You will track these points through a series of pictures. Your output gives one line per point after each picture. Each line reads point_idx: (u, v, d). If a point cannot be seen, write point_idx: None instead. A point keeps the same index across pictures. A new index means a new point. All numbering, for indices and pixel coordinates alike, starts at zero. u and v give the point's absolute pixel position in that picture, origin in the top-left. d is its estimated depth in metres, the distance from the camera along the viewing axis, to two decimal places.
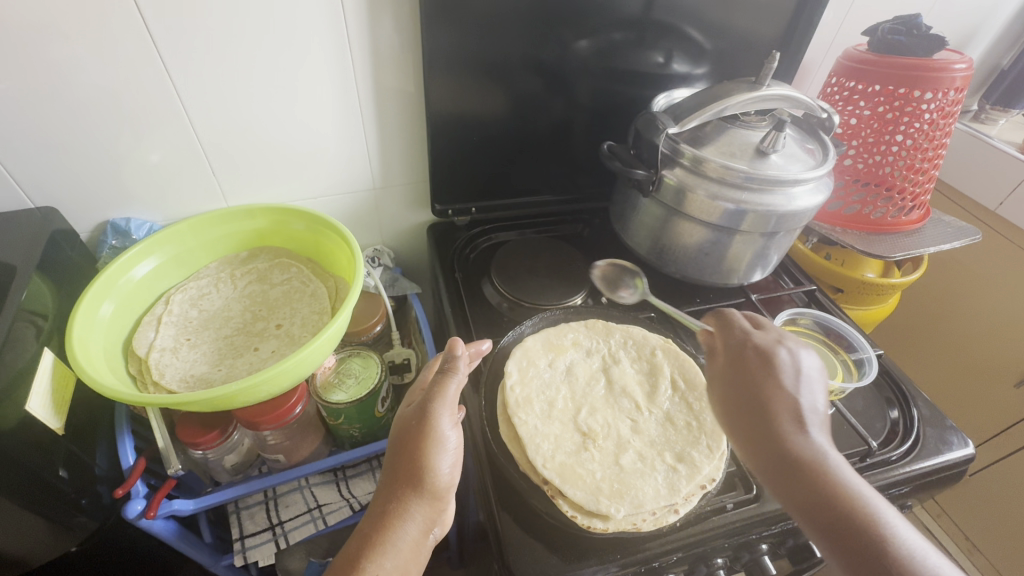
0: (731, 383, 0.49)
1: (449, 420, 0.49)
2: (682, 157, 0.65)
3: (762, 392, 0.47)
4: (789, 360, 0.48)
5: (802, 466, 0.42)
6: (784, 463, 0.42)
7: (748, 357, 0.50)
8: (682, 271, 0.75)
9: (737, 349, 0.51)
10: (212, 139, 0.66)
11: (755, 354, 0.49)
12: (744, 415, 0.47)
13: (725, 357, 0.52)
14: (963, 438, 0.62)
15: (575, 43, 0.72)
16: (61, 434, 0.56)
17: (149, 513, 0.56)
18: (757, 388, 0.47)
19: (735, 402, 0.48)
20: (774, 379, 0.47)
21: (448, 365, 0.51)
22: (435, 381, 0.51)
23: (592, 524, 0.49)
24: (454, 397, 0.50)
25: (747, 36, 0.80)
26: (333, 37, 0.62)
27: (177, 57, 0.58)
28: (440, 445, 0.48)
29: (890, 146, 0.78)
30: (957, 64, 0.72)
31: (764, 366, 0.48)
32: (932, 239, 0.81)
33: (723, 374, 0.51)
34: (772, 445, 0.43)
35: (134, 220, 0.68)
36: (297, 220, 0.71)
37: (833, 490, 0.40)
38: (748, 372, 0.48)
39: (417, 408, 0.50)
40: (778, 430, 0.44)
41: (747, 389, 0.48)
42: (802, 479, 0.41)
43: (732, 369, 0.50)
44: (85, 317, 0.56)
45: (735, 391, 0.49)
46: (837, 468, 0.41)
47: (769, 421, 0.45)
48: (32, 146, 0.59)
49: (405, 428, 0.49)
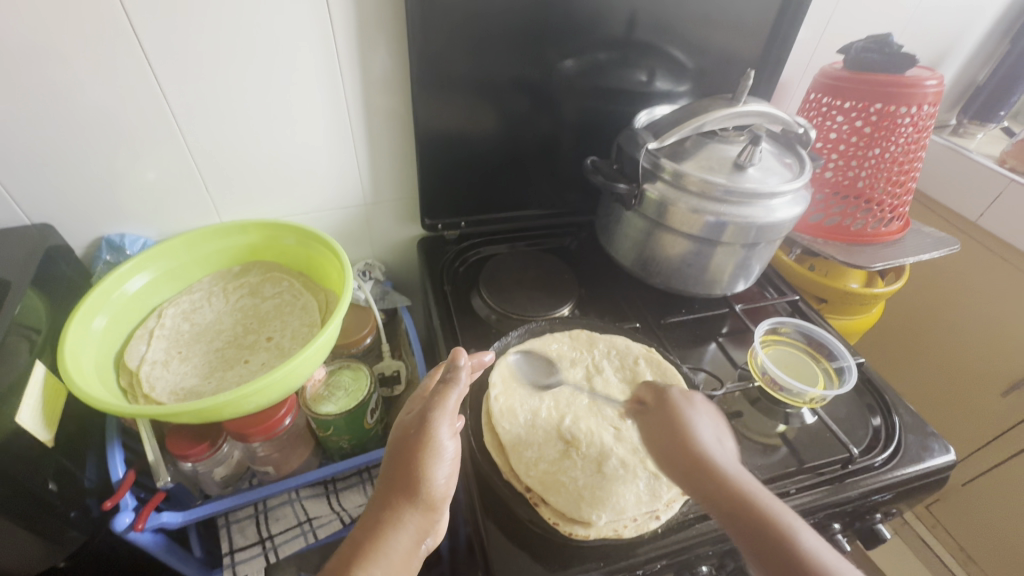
0: (659, 426, 0.54)
1: (448, 430, 0.49)
2: (662, 172, 0.67)
3: (689, 436, 0.52)
4: (703, 406, 0.55)
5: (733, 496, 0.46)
6: (720, 500, 0.47)
7: (671, 409, 0.55)
8: (666, 283, 0.76)
9: (660, 394, 0.57)
10: (204, 156, 0.68)
11: (676, 405, 0.55)
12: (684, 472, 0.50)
13: (652, 414, 0.56)
14: (945, 444, 0.63)
15: (560, 63, 0.75)
16: (51, 447, 0.56)
17: (137, 525, 0.57)
18: (686, 436, 0.52)
19: (670, 454, 0.52)
20: (700, 429, 0.52)
21: (450, 375, 0.51)
22: (436, 391, 0.51)
23: (575, 531, 0.50)
24: (454, 408, 0.50)
25: (727, 54, 0.83)
26: (323, 57, 0.65)
27: (171, 80, 0.60)
28: (438, 456, 0.48)
29: (869, 159, 0.80)
30: (929, 80, 0.75)
31: (690, 421, 0.53)
32: (911, 250, 0.83)
33: (652, 429, 0.55)
34: (711, 482, 0.48)
35: (129, 236, 0.70)
36: (289, 234, 0.73)
37: (763, 516, 0.45)
38: (678, 430, 0.53)
39: (417, 417, 0.50)
40: (711, 468, 0.49)
41: (680, 446, 0.51)
42: (740, 509, 0.45)
43: (659, 423, 0.55)
44: (77, 331, 0.57)
45: (665, 442, 0.53)
46: (773, 502, 0.46)
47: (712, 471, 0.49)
48: (29, 165, 0.61)
49: (404, 437, 0.50)
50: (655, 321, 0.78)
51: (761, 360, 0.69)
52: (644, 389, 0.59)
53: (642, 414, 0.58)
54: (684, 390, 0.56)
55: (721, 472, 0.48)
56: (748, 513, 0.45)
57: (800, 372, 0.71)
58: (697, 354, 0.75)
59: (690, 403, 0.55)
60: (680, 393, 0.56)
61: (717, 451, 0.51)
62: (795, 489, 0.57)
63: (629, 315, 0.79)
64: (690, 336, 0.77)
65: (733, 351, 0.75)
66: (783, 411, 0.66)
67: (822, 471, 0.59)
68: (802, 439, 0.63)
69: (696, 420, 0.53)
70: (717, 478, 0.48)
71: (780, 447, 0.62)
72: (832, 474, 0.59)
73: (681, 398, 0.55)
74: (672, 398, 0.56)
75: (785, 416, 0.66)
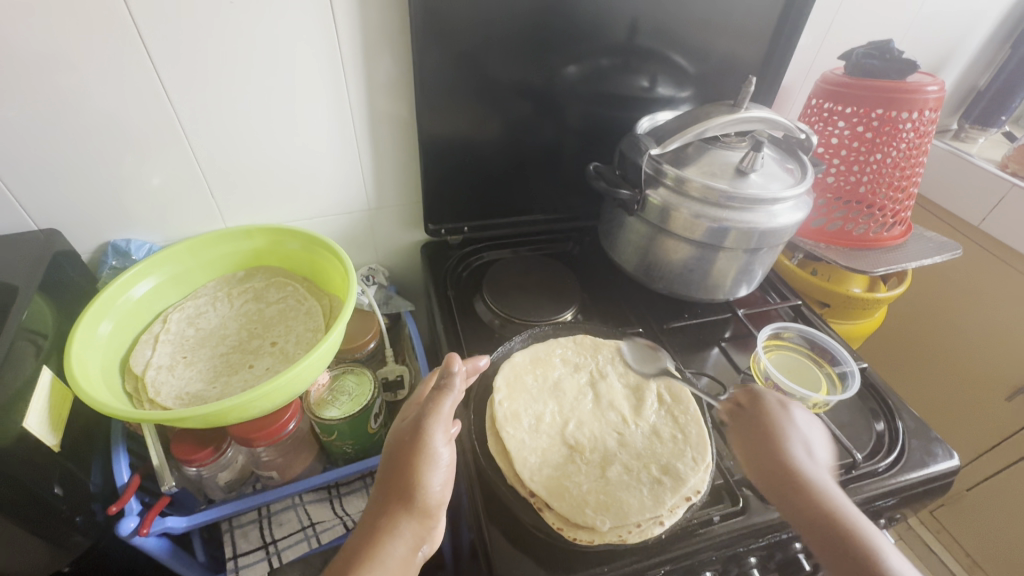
0: (749, 430, 0.57)
1: (442, 437, 0.49)
2: (664, 178, 0.67)
3: (782, 447, 0.53)
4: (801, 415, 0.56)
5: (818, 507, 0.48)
6: (805, 508, 0.48)
7: (766, 417, 0.56)
8: (668, 288, 0.76)
9: (756, 399, 0.58)
10: (210, 162, 0.68)
11: (772, 414, 0.56)
12: (771, 473, 0.52)
13: (743, 418, 0.58)
14: (949, 449, 0.63)
15: (563, 69, 0.76)
16: (57, 451, 0.56)
17: (143, 530, 0.57)
18: (780, 447, 0.54)
19: (760, 460, 0.54)
20: (794, 440, 0.54)
21: (444, 382, 0.50)
22: (430, 397, 0.50)
23: (578, 537, 0.50)
24: (449, 414, 0.50)
25: (729, 59, 0.83)
26: (329, 64, 0.65)
27: (178, 86, 0.61)
28: (433, 463, 0.48)
29: (870, 164, 0.80)
30: (930, 86, 0.75)
31: (785, 429, 0.55)
32: (913, 254, 0.83)
33: (742, 433, 0.57)
34: (797, 490, 0.50)
35: (134, 242, 0.70)
36: (293, 239, 0.73)
37: (847, 530, 0.46)
38: (771, 435, 0.55)
39: (411, 425, 0.50)
40: (802, 479, 0.50)
41: (772, 451, 0.54)
42: (824, 521, 0.47)
43: (750, 428, 0.57)
44: (83, 335, 0.58)
45: (756, 450, 0.55)
46: (862, 519, 0.47)
47: (800, 478, 0.51)
48: (40, 171, 0.61)
49: (398, 444, 0.50)
50: (658, 326, 0.78)
51: (765, 365, 0.69)
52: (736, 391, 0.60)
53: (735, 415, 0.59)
54: (781, 398, 0.57)
55: (811, 483, 0.50)
56: (830, 525, 0.47)
57: (803, 378, 0.71)
58: (700, 358, 0.75)
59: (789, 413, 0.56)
60: (778, 402, 0.57)
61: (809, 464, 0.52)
62: None
63: (632, 319, 0.79)
64: (693, 340, 0.77)
65: (736, 356, 0.75)
66: None
67: None
68: None
69: (791, 430, 0.55)
70: (806, 488, 0.50)
71: None
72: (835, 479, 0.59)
73: (777, 407, 0.57)
74: (766, 404, 0.57)
75: None
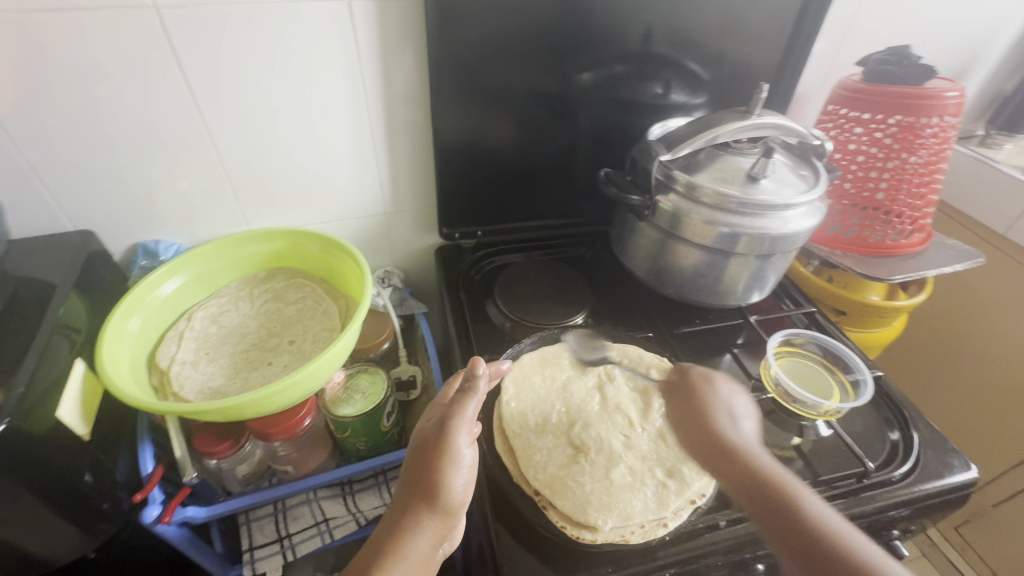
0: (680, 405, 0.61)
1: (466, 439, 0.51)
2: (675, 183, 0.68)
3: (707, 416, 0.58)
4: (726, 386, 0.60)
5: (743, 468, 0.51)
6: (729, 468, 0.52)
7: (691, 390, 0.61)
8: (679, 293, 0.77)
9: (681, 375, 0.63)
10: (234, 169, 0.71)
11: (698, 386, 0.61)
12: (699, 443, 0.57)
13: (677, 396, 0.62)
14: (966, 460, 0.61)
15: (577, 76, 0.77)
16: (87, 439, 0.59)
17: (165, 518, 0.60)
18: (705, 417, 0.58)
19: (693, 435, 0.58)
20: (718, 408, 0.58)
21: (468, 384, 0.52)
22: (455, 398, 0.52)
23: (582, 535, 0.50)
24: (473, 415, 0.51)
25: (744, 65, 0.83)
26: (347, 74, 0.68)
27: (207, 95, 0.64)
28: (456, 463, 0.50)
29: (888, 170, 0.79)
30: (949, 92, 0.75)
31: (706, 397, 0.60)
32: (933, 262, 0.81)
33: (676, 409, 0.62)
34: (723, 456, 0.54)
35: (163, 243, 0.73)
36: (312, 242, 0.75)
37: (769, 485, 0.49)
38: (695, 407, 0.60)
39: (436, 426, 0.51)
40: (725, 444, 0.54)
41: (698, 418, 0.58)
42: (742, 476, 0.51)
43: (682, 405, 0.61)
44: (114, 331, 0.61)
45: (689, 422, 0.59)
46: (784, 476, 0.50)
47: (734, 450, 0.53)
48: (74, 176, 0.65)
49: (424, 443, 0.51)
50: (668, 331, 0.78)
51: (775, 372, 0.68)
52: (669, 371, 0.65)
53: (669, 391, 0.63)
54: (704, 368, 0.62)
55: (733, 446, 0.54)
56: (753, 481, 0.50)
57: (813, 385, 0.70)
58: (713, 365, 0.74)
59: (714, 387, 0.60)
60: (701, 374, 0.62)
61: (733, 431, 0.56)
62: None
63: (643, 324, 0.79)
64: (703, 346, 0.77)
65: (748, 363, 0.75)
66: (797, 424, 0.65)
67: (838, 484, 0.59)
68: (818, 452, 0.63)
69: (718, 398, 0.59)
70: (729, 450, 0.54)
71: (795, 460, 0.62)
72: (847, 487, 0.58)
73: (701, 380, 0.61)
74: (693, 380, 0.62)
75: (799, 428, 0.65)
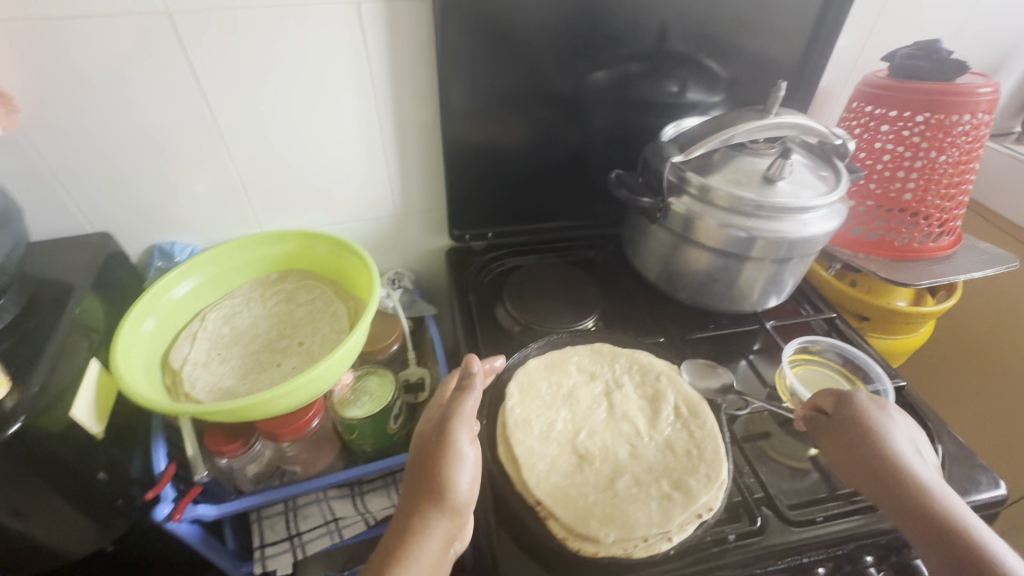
0: (843, 430, 0.56)
1: (467, 437, 0.50)
2: (689, 186, 0.66)
3: (881, 446, 0.53)
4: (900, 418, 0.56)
5: (935, 513, 0.47)
6: (916, 513, 0.48)
7: (856, 413, 0.56)
8: (692, 298, 0.75)
9: (844, 400, 0.58)
10: (246, 171, 0.72)
11: (866, 413, 0.56)
12: (874, 476, 0.52)
13: (835, 420, 0.57)
14: (994, 477, 0.58)
15: (590, 76, 0.76)
16: (102, 439, 0.59)
17: (174, 516, 0.62)
18: (879, 447, 0.53)
19: (862, 467, 0.53)
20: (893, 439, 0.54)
21: (465, 382, 0.52)
22: (452, 398, 0.52)
23: (583, 548, 0.49)
24: (471, 413, 0.51)
25: (763, 61, 0.81)
26: (356, 77, 0.68)
27: (220, 101, 0.65)
28: (459, 463, 0.49)
29: (915, 171, 0.76)
30: (982, 87, 0.71)
31: (880, 425, 0.55)
32: (963, 266, 0.78)
33: (834, 433, 0.56)
34: (909, 497, 0.49)
35: (178, 245, 0.75)
36: (322, 243, 0.76)
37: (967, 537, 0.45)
38: (866, 434, 0.54)
39: (436, 426, 0.51)
40: (909, 483, 0.50)
41: (870, 448, 0.53)
42: (932, 523, 0.47)
43: (842, 431, 0.56)
44: (128, 331, 0.62)
45: (855, 451, 0.54)
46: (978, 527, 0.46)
47: (906, 478, 0.50)
48: (94, 179, 0.66)
49: (426, 443, 0.51)
50: (680, 336, 0.76)
51: (791, 382, 0.66)
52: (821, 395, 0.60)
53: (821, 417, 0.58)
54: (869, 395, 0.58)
55: (919, 487, 0.49)
56: (949, 530, 0.46)
57: None
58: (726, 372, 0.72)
59: (882, 410, 0.56)
60: (866, 400, 0.57)
61: (915, 467, 0.51)
62: (823, 518, 0.55)
63: (654, 329, 0.78)
64: (717, 351, 0.75)
65: (764, 370, 0.72)
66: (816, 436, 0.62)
67: (857, 499, 0.56)
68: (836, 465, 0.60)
69: (891, 427, 0.55)
70: (915, 490, 0.49)
71: (811, 472, 0.59)
72: (866, 502, 0.56)
73: (870, 406, 0.56)
74: (858, 404, 0.57)
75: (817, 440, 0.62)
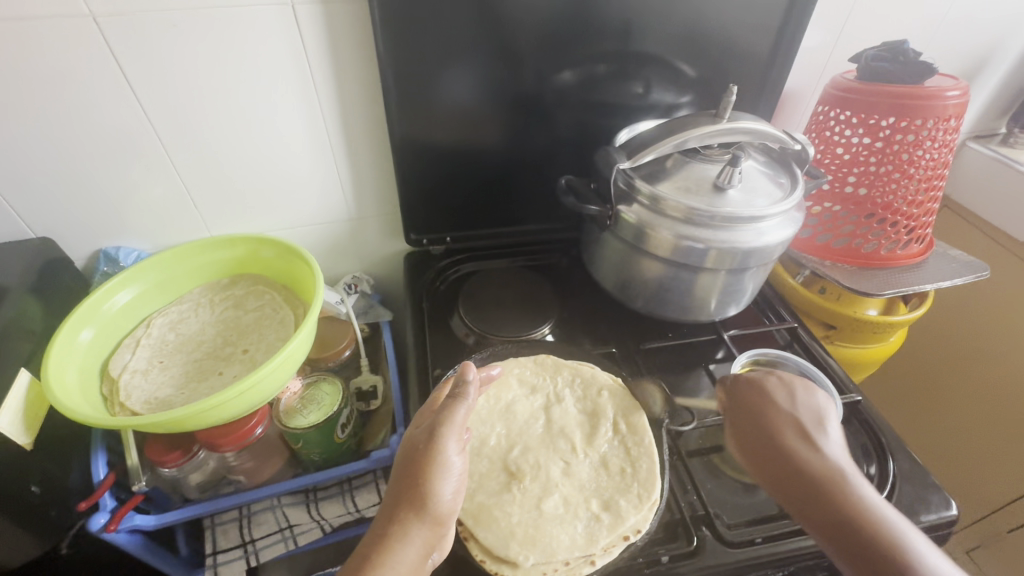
0: (745, 422, 0.57)
1: (456, 445, 0.50)
2: (639, 194, 0.64)
3: (778, 435, 0.54)
4: (803, 400, 0.58)
5: (830, 498, 0.49)
6: (821, 500, 0.49)
7: (752, 403, 0.58)
8: (647, 307, 0.73)
9: (740, 389, 0.60)
10: (192, 175, 0.71)
11: (765, 402, 0.57)
12: (772, 465, 0.53)
13: (737, 413, 0.58)
14: (946, 497, 0.56)
15: (547, 77, 0.74)
16: (29, 449, 0.58)
17: (110, 526, 0.61)
18: (777, 435, 0.54)
19: (763, 457, 0.54)
20: (790, 425, 0.55)
21: (457, 390, 0.51)
22: (443, 405, 0.51)
23: (500, 571, 0.49)
24: (461, 421, 0.50)
25: (728, 62, 0.78)
26: (300, 79, 0.66)
27: (159, 104, 0.64)
28: (445, 470, 0.48)
29: (882, 177, 0.73)
30: (950, 91, 0.68)
31: (776, 413, 0.56)
32: (932, 275, 0.75)
33: (737, 425, 0.58)
34: (806, 487, 0.50)
35: (123, 249, 0.74)
36: (269, 247, 0.75)
37: (865, 519, 0.47)
38: (765, 424, 0.56)
39: (425, 431, 0.50)
40: (806, 467, 0.52)
41: (769, 437, 0.55)
42: (830, 509, 0.48)
43: (746, 422, 0.57)
44: (64, 340, 0.61)
45: (757, 442, 0.55)
46: (874, 508, 0.48)
47: (805, 465, 0.52)
48: (33, 184, 0.65)
49: (412, 448, 0.50)
50: (635, 345, 0.74)
51: None
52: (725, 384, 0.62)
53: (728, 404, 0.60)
54: (769, 379, 0.59)
55: (819, 470, 0.51)
56: (850, 515, 0.47)
57: None
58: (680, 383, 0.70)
59: (774, 398, 0.58)
60: (766, 386, 0.59)
61: (819, 451, 0.53)
62: (761, 539, 0.52)
63: (610, 338, 0.76)
64: (672, 361, 0.73)
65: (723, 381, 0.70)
66: None
67: None
68: None
69: (794, 414, 0.56)
70: (810, 476, 0.51)
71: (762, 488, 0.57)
72: None
73: (767, 394, 0.58)
74: (754, 391, 0.59)
75: None
